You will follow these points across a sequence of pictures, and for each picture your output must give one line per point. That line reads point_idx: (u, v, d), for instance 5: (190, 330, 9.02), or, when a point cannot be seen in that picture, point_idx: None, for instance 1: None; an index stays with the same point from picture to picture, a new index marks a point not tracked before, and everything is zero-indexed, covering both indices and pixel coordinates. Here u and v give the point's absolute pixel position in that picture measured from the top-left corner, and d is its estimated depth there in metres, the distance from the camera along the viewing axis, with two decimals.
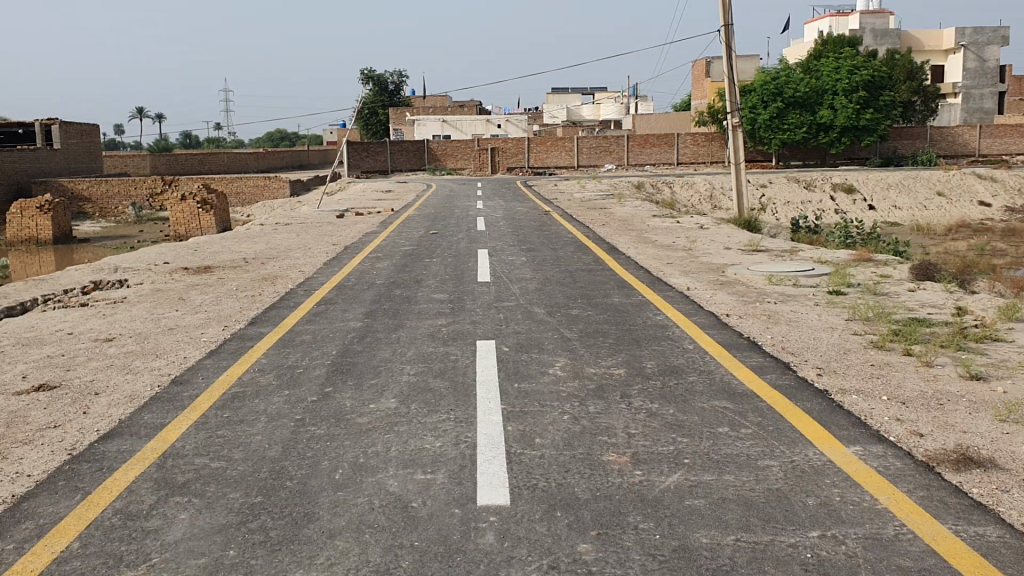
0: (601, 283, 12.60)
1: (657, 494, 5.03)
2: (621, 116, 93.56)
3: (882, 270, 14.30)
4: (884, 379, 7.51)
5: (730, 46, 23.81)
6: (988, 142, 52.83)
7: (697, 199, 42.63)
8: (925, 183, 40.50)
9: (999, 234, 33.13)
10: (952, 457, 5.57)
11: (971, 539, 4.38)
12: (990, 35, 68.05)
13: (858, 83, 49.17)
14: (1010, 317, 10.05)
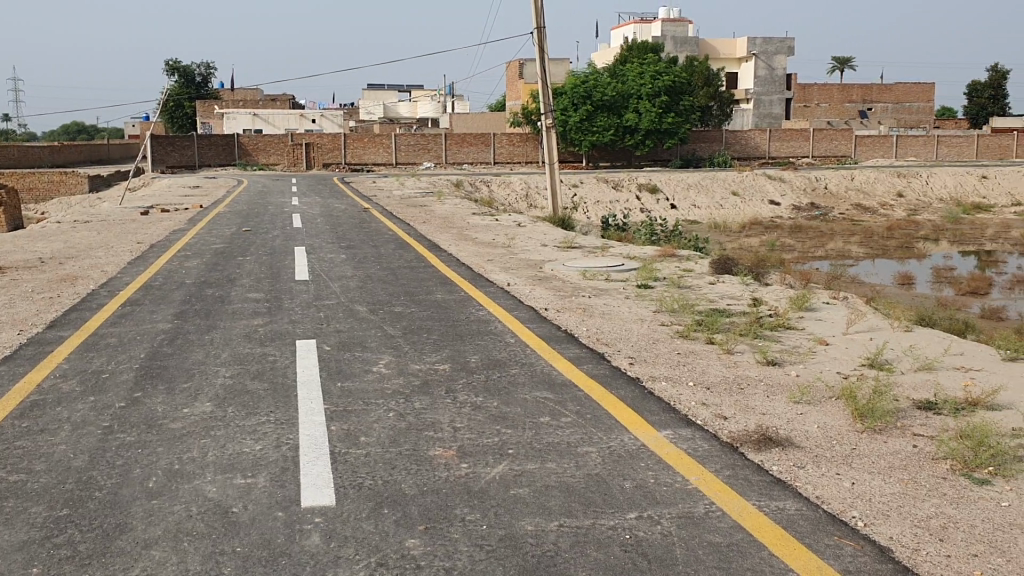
0: (421, 280, 12.60)
1: (483, 485, 5.11)
2: (436, 114, 93.81)
3: (685, 264, 15.10)
4: (690, 366, 7.95)
5: (543, 48, 24.38)
6: (778, 145, 56.75)
7: (513, 197, 43.43)
8: (721, 184, 43.02)
9: (787, 231, 35.65)
10: (754, 437, 5.97)
11: (772, 513, 4.71)
12: (778, 46, 73.03)
13: (660, 88, 51.76)
14: (800, 307, 10.86)
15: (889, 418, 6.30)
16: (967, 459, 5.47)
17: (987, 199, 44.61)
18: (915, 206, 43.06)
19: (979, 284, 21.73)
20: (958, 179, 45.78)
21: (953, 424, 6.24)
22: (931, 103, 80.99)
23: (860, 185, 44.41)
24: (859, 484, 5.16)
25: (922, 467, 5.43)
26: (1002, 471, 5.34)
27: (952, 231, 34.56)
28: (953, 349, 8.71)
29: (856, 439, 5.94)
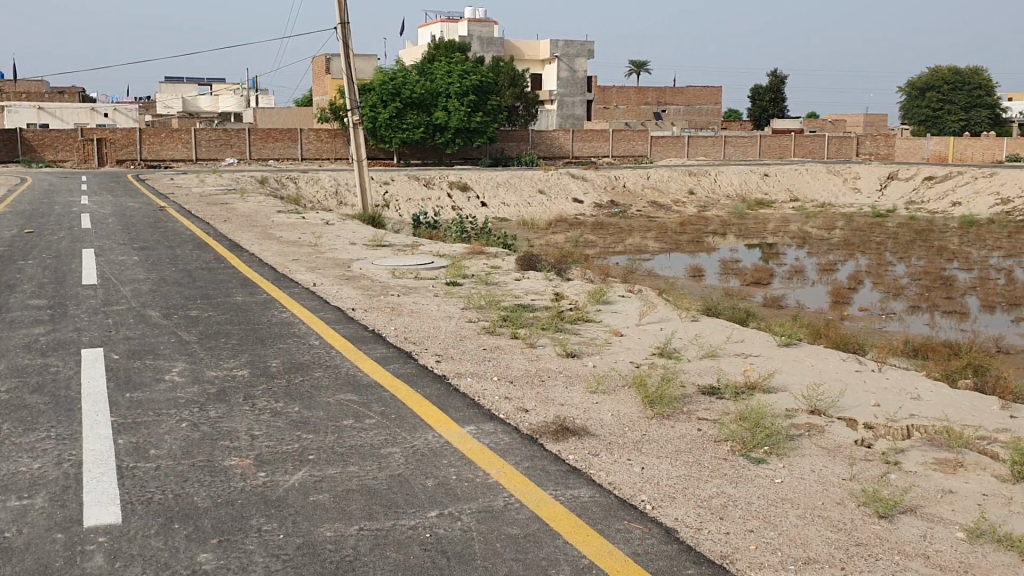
0: (220, 282, 12.12)
1: (280, 493, 4.98)
2: (240, 109, 90.59)
3: (491, 261, 15.34)
4: (493, 361, 8.09)
5: (347, 44, 24.05)
6: (581, 145, 58.62)
7: (322, 195, 42.61)
8: (528, 182, 43.94)
9: (590, 227, 36.94)
10: (552, 428, 6.14)
11: (567, 502, 4.87)
12: (579, 49, 75.45)
13: (468, 88, 52.53)
14: (599, 300, 11.28)
15: (676, 404, 6.66)
16: (746, 440, 5.87)
17: (769, 195, 47.93)
18: (706, 203, 45.68)
19: (762, 274, 23.33)
20: (742, 177, 48.89)
21: (734, 407, 6.68)
22: (719, 105, 85.55)
23: (656, 183, 46.60)
24: (648, 468, 5.43)
25: (705, 449, 5.78)
26: (775, 450, 5.77)
27: (738, 226, 36.89)
28: (734, 336, 9.31)
29: (647, 426, 6.24)
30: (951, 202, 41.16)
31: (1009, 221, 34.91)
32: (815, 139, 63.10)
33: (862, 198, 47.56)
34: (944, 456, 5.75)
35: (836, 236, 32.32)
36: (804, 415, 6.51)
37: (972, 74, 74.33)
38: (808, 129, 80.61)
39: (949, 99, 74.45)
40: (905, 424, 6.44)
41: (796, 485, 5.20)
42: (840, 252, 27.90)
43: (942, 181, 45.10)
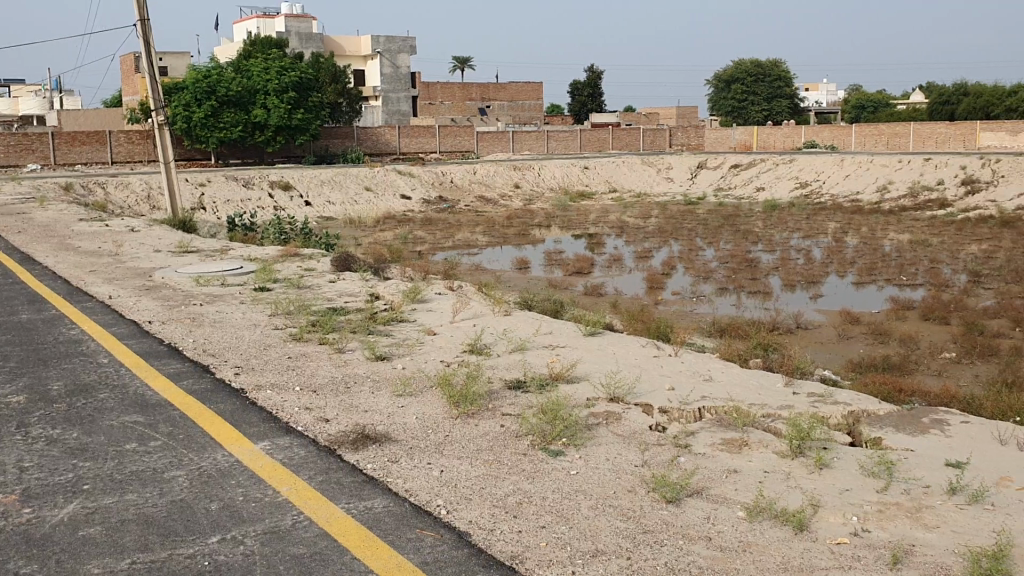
0: (4, 300, 11.17)
1: (46, 531, 4.58)
2: (44, 109, 84.64)
3: (306, 263, 14.93)
4: (298, 370, 7.80)
5: (148, 41, 22.82)
6: (406, 141, 58.24)
7: (134, 200, 40.39)
8: (353, 179, 43.19)
9: (418, 223, 36.82)
10: (351, 437, 5.97)
11: (360, 514, 4.72)
12: (400, 45, 74.95)
13: (287, 84, 51.01)
14: (413, 299, 11.19)
15: (480, 402, 6.63)
16: (545, 433, 5.91)
17: (590, 186, 49.32)
18: (530, 195, 46.50)
19: (584, 262, 23.91)
20: (565, 169, 50.02)
21: (536, 401, 6.74)
22: (540, 101, 86.69)
23: (481, 178, 46.96)
24: (447, 471, 5.36)
25: (505, 446, 5.77)
26: (573, 441, 5.84)
27: (561, 218, 37.68)
28: (542, 328, 9.44)
29: (449, 426, 6.18)
30: (755, 187, 43.51)
31: (807, 204, 37.23)
32: (632, 132, 65.23)
33: (675, 186, 49.59)
34: (732, 436, 5.97)
35: (653, 224, 33.58)
36: (603, 403, 6.64)
37: (771, 67, 78.40)
38: (625, 122, 83.30)
39: (751, 91, 78.43)
40: (697, 407, 6.67)
41: (591, 477, 5.25)
42: (656, 239, 29.00)
43: (747, 168, 47.67)
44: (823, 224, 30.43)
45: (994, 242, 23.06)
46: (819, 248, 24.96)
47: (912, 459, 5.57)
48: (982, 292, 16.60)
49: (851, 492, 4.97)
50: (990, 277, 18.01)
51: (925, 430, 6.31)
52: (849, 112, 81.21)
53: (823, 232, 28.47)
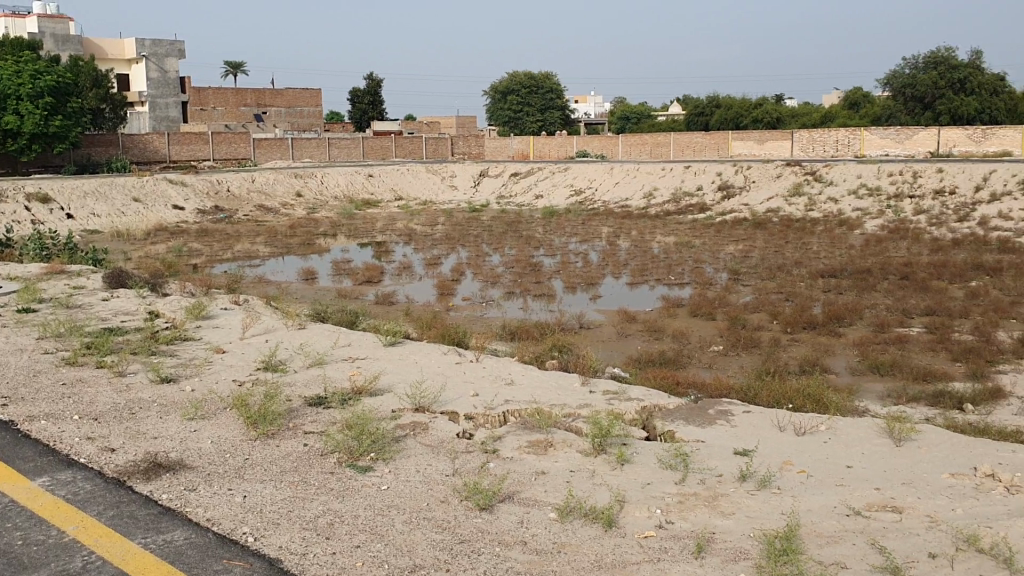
0: None
1: None
2: None
3: (74, 281, 13.82)
4: (75, 397, 7.20)
5: None
6: (177, 149, 55.32)
7: None
8: (121, 190, 40.46)
9: (194, 235, 35.03)
10: (143, 467, 5.58)
11: (158, 549, 4.42)
12: (167, 48, 71.08)
13: (42, 89, 46.96)
14: (198, 316, 10.64)
15: (280, 421, 6.39)
16: (352, 449, 5.78)
17: (374, 195, 48.94)
18: (313, 204, 45.57)
19: (372, 271, 23.69)
20: (347, 178, 49.32)
21: (340, 416, 6.59)
22: (319, 108, 85.40)
23: (260, 187, 45.42)
24: (251, 496, 5.12)
25: (310, 465, 5.59)
26: (381, 455, 5.75)
27: (346, 226, 37.13)
28: (340, 342, 9.26)
29: (249, 449, 5.92)
30: (534, 194, 44.66)
31: (583, 210, 38.62)
32: (413, 141, 65.13)
33: (458, 194, 50.06)
34: (536, 438, 6.10)
35: (438, 232, 33.78)
36: (408, 415, 6.59)
37: (545, 79, 76.02)
38: (406, 130, 83.29)
39: (526, 102, 75.30)
40: (501, 412, 6.75)
41: (402, 490, 5.19)
42: (442, 246, 29.17)
43: (526, 176, 48.92)
44: (598, 228, 31.78)
45: (750, 243, 24.91)
46: (596, 252, 26.03)
47: (705, 450, 5.90)
48: (743, 288, 17.89)
49: (652, 485, 5.20)
50: (749, 274, 19.39)
51: (713, 421, 6.70)
52: (616, 122, 84.66)
53: (599, 237, 29.68)
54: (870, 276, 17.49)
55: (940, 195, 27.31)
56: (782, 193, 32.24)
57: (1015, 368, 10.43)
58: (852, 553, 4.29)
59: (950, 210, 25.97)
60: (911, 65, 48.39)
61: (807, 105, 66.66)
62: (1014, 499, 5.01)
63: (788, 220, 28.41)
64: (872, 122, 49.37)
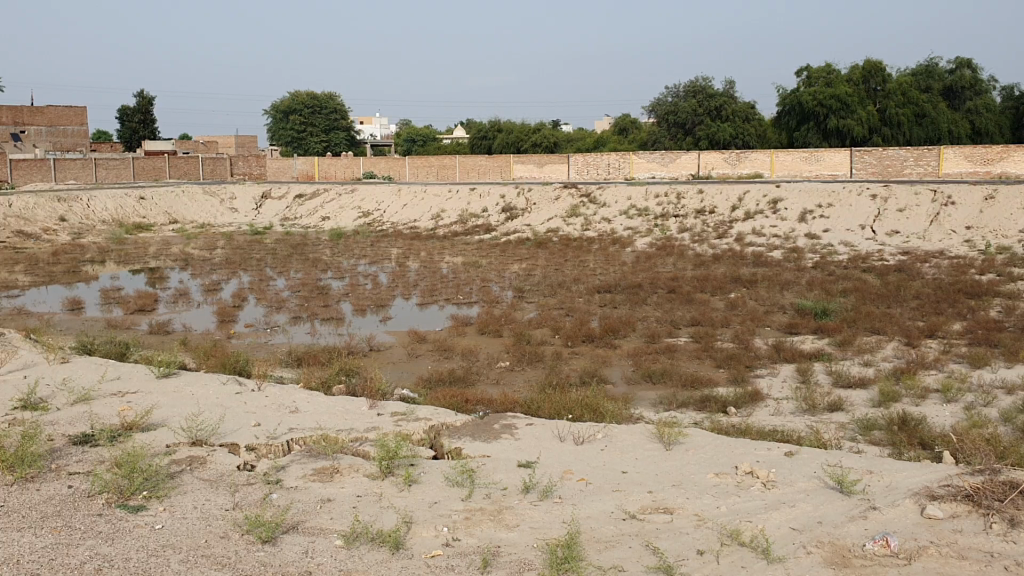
0: None
1: None
2: None
3: None
4: None
5: None
6: None
7: None
8: None
9: None
10: None
11: None
12: None
13: None
14: None
15: (40, 463, 5.90)
16: (122, 489, 5.42)
17: (147, 219, 46.19)
18: (79, 229, 42.37)
19: (147, 299, 22.33)
20: (117, 201, 46.29)
21: (108, 455, 6.16)
22: (85, 127, 76.22)
23: (18, 211, 41.50)
24: (6, 546, 4.68)
25: (75, 509, 5.19)
26: (155, 494, 5.43)
27: (116, 252, 34.75)
28: (109, 375, 8.69)
29: (3, 495, 5.41)
30: (319, 216, 43.74)
31: (370, 232, 38.20)
32: None
33: (239, 217, 48.17)
34: (322, 465, 5.96)
35: (218, 256, 32.32)
36: (185, 449, 6.27)
37: (327, 100, 74.27)
38: (180, 150, 79.20)
39: (308, 122, 72.92)
40: (285, 440, 6.54)
41: (178, 529, 4.92)
42: (223, 272, 27.93)
43: (310, 199, 47.87)
44: (386, 250, 31.63)
45: (532, 262, 25.65)
46: (384, 273, 25.91)
47: (490, 465, 5.99)
48: (527, 305, 18.39)
49: (438, 504, 5.22)
50: (532, 292, 19.96)
51: (498, 435, 6.81)
52: (401, 144, 84.60)
53: (386, 258, 29.52)
54: (642, 290, 18.50)
55: (701, 214, 29.26)
56: (561, 215, 33.41)
57: (770, 372, 11.34)
58: (629, 556, 4.50)
59: (710, 227, 27.88)
60: (673, 94, 51.72)
61: (582, 131, 69.61)
62: (771, 494, 5.44)
63: (568, 240, 29.48)
64: (641, 146, 52.13)
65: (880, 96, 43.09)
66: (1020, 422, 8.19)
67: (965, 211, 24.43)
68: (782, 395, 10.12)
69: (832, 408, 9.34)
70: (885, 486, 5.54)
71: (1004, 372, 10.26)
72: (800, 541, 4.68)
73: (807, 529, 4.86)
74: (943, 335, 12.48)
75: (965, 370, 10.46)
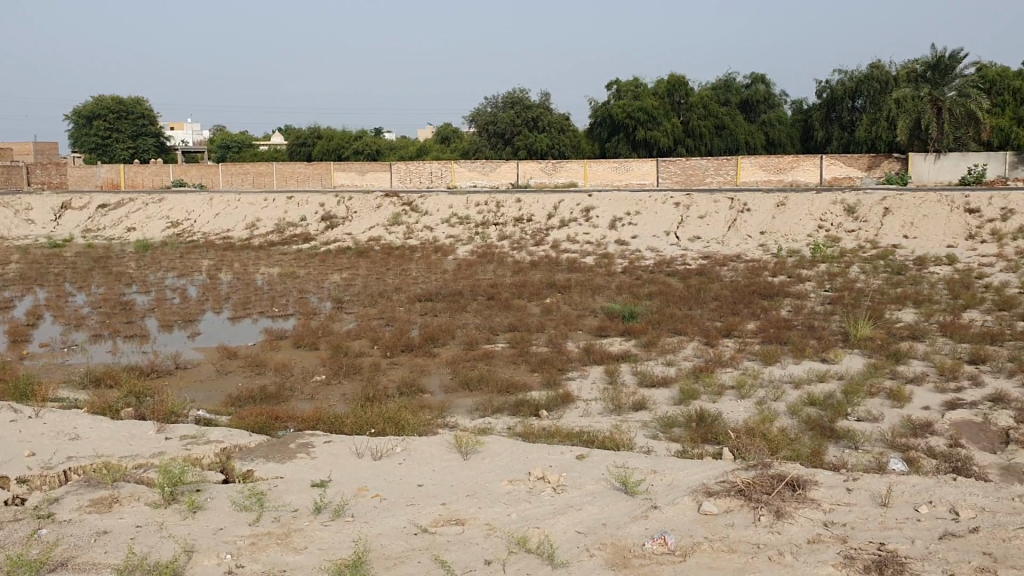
0: None
1: None
2: None
3: None
4: None
5: None
6: None
7: None
8: None
9: None
10: None
11: None
12: None
13: None
14: None
15: None
16: None
17: None
18: None
19: None
20: None
21: None
22: None
23: None
24: None
25: None
26: None
27: None
28: None
29: None
30: (125, 227, 41.43)
31: (181, 243, 36.50)
32: None
33: (35, 229, 44.85)
34: (100, 495, 5.58)
35: (11, 271, 29.98)
36: None
37: (135, 104, 70.73)
38: None
39: (115, 128, 69.27)
40: (61, 470, 6.11)
41: None
42: (15, 288, 25.90)
43: (115, 209, 45.28)
44: (198, 262, 30.29)
45: (352, 271, 25.27)
46: (194, 286, 24.80)
47: (281, 486, 5.80)
48: (345, 315, 18.09)
49: (224, 530, 5.00)
50: (350, 302, 19.66)
51: (293, 455, 6.61)
52: (215, 150, 81.67)
53: (198, 271, 28.27)
54: (461, 298, 18.59)
55: (520, 222, 29.77)
56: (381, 223, 33.13)
57: (582, 374, 11.62)
58: (417, 572, 4.47)
59: (528, 235, 28.40)
60: (492, 104, 52.76)
61: (403, 138, 69.58)
62: (560, 498, 5.59)
63: (389, 248, 29.26)
64: (461, 155, 52.57)
65: (683, 109, 45.13)
66: (805, 414, 8.74)
67: (760, 216, 26.04)
68: (592, 396, 10.38)
69: (638, 407, 9.64)
70: (667, 485, 5.85)
71: (792, 367, 10.95)
72: (584, 544, 4.87)
73: (592, 531, 5.06)
74: (739, 334, 13.20)
75: (757, 367, 11.09)
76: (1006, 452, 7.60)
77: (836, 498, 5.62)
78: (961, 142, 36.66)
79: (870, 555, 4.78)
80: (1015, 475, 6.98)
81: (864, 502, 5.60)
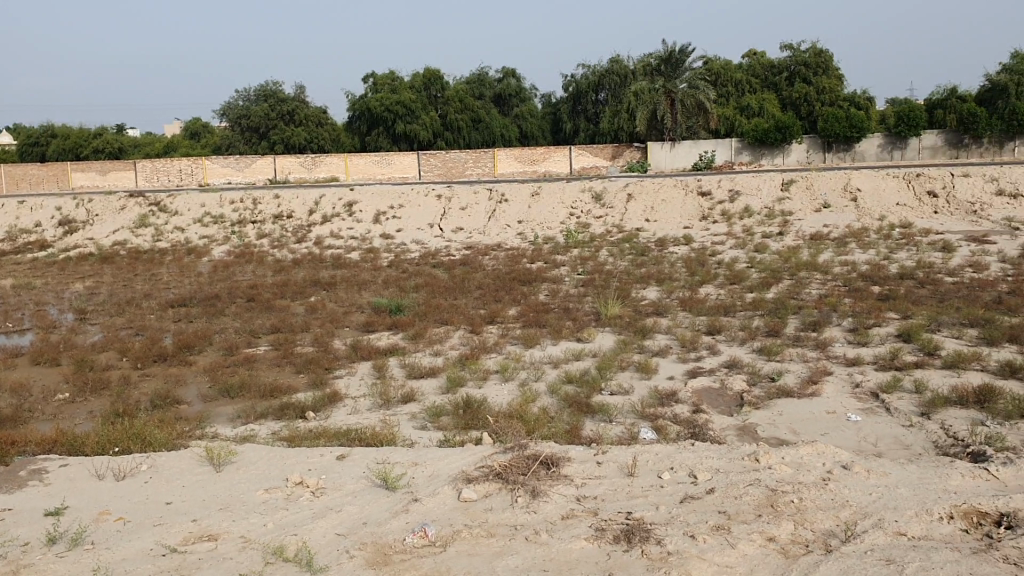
0: None
1: None
2: None
3: None
4: None
5: None
6: None
7: None
8: None
9: None
10: None
11: None
12: None
13: None
14: None
15: None
16: None
17: None
18: None
19: None
20: None
21: None
22: None
23: None
24: None
25: None
26: None
27: None
28: None
29: None
30: None
31: None
32: None
33: None
34: None
35: None
36: None
37: None
38: None
39: None
40: None
41: None
42: None
43: None
44: None
45: (96, 279, 23.46)
46: None
47: (9, 520, 5.28)
48: (89, 327, 16.75)
49: None
50: (95, 312, 18.24)
51: (22, 484, 6.03)
52: None
53: None
54: (218, 301, 17.76)
55: (279, 219, 28.90)
56: (128, 225, 31.00)
57: (349, 372, 11.43)
58: None
59: (288, 232, 27.61)
60: (244, 98, 50.91)
61: (148, 135, 65.52)
62: (319, 501, 5.48)
63: (137, 252, 27.44)
64: (212, 151, 50.29)
65: (440, 102, 45.64)
66: (563, 392, 9.08)
67: (516, 206, 26.78)
68: (360, 393, 10.21)
69: (405, 400, 9.61)
70: (427, 476, 5.90)
71: (550, 349, 11.34)
72: (344, 547, 4.81)
73: (352, 532, 5.01)
74: (501, 320, 13.51)
75: (518, 350, 11.39)
76: (740, 414, 8.25)
77: (588, 472, 5.87)
78: (693, 131, 39.43)
79: (619, 525, 5.02)
80: (749, 435, 7.62)
81: (613, 473, 5.88)
